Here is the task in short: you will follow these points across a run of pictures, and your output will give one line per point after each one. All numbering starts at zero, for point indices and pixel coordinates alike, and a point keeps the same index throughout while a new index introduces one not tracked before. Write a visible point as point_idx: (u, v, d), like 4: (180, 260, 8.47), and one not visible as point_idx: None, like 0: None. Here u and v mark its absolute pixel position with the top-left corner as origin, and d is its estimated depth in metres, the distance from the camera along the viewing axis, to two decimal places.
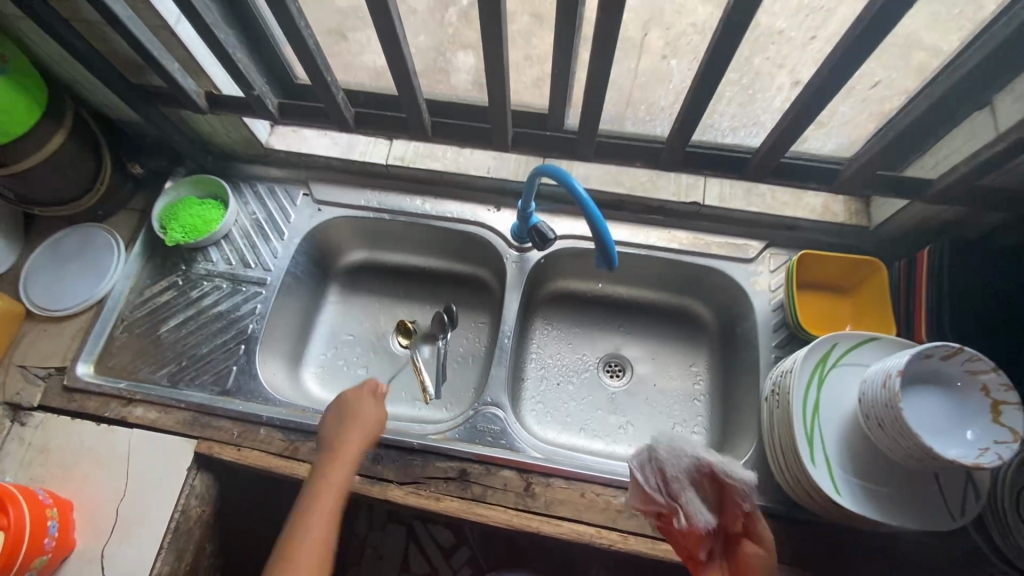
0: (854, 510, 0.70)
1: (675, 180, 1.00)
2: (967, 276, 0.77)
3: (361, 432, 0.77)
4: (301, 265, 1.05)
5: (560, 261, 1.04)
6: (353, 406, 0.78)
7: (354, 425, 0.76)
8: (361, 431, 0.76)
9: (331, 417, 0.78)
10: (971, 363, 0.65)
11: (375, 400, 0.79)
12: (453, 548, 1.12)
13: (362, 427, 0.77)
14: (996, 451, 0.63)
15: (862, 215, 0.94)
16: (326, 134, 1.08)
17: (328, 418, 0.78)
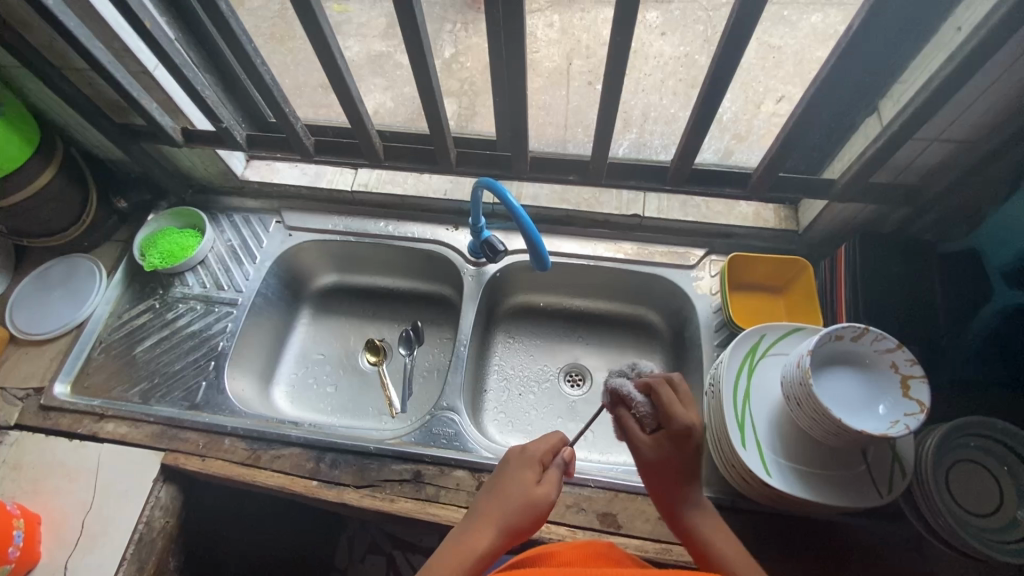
0: (784, 490, 0.72)
1: (617, 196, 1.08)
2: (880, 268, 0.82)
3: (547, 504, 0.62)
4: (272, 286, 1.11)
5: (516, 275, 1.10)
6: (537, 464, 0.64)
7: (537, 491, 0.62)
8: (540, 499, 0.62)
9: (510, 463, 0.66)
10: (878, 341, 0.69)
11: (559, 468, 0.66)
12: None
13: (542, 495, 0.62)
14: (905, 422, 0.65)
15: (791, 220, 1.01)
16: (297, 165, 1.16)
17: (508, 463, 0.65)
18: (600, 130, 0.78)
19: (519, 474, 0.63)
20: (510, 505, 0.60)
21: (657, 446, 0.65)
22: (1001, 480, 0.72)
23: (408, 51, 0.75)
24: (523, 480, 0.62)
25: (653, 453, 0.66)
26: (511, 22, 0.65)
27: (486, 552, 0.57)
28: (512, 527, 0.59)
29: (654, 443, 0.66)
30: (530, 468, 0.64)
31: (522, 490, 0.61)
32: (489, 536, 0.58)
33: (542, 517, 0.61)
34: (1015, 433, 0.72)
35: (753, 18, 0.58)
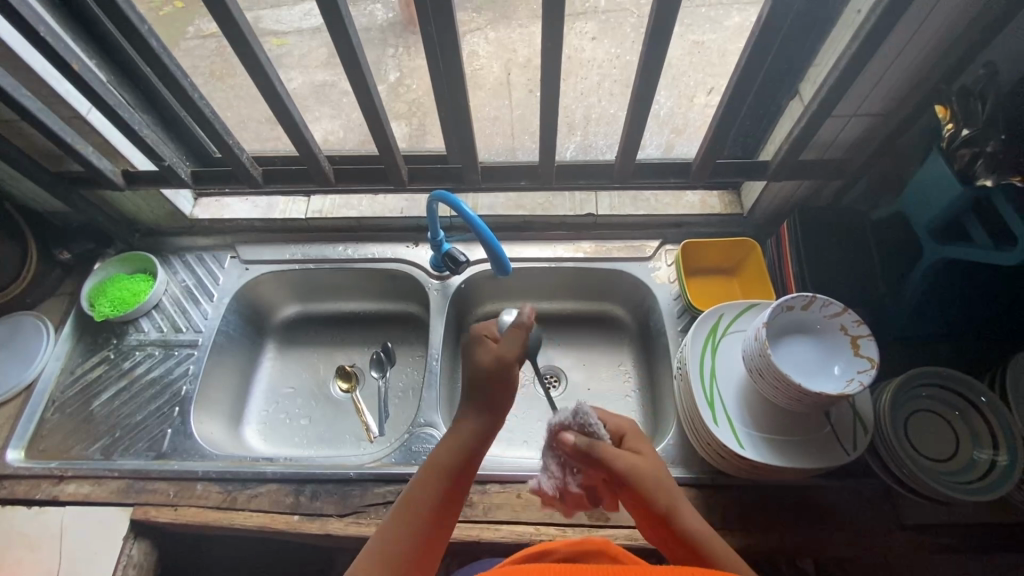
0: (758, 460, 0.75)
1: (570, 198, 1.11)
2: (821, 241, 0.87)
3: (510, 370, 0.66)
4: (232, 323, 1.09)
5: (480, 284, 1.11)
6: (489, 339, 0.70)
7: (491, 356, 0.67)
8: (507, 363, 0.66)
9: (468, 346, 0.70)
10: (827, 307, 0.73)
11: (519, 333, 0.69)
12: None
13: (504, 352, 0.67)
14: (859, 379, 0.69)
15: (736, 204, 1.06)
16: (247, 199, 1.14)
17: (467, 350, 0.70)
18: (545, 136, 0.80)
19: (472, 352, 0.68)
20: (478, 377, 0.66)
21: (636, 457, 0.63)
22: (955, 425, 0.77)
23: (347, 73, 0.75)
24: (481, 355, 0.67)
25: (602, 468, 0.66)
26: (444, 35, 0.67)
27: (471, 436, 0.64)
28: (487, 402, 0.65)
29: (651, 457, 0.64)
30: (484, 343, 0.68)
31: (482, 363, 0.66)
32: (474, 419, 0.65)
33: (512, 374, 0.67)
34: (961, 379, 0.78)
35: (673, 11, 0.61)
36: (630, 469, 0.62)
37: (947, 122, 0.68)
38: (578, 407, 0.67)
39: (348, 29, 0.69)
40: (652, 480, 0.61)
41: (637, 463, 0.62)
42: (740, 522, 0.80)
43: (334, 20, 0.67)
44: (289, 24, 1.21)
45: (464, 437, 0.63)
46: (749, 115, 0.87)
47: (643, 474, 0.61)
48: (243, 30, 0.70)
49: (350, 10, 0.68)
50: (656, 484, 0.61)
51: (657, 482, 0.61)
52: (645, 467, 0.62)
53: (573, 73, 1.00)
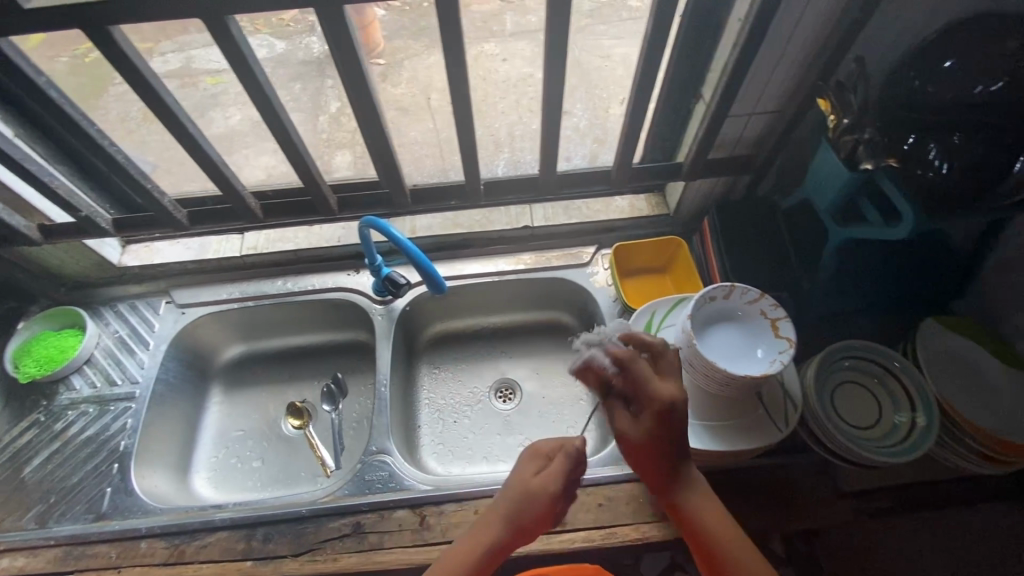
0: (698, 447, 0.78)
1: (505, 212, 1.14)
2: (739, 233, 0.93)
3: (546, 498, 0.63)
4: (173, 370, 1.06)
5: (425, 306, 1.12)
6: (540, 458, 0.66)
7: (537, 484, 0.63)
8: (546, 487, 0.63)
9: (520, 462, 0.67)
10: (745, 295, 0.77)
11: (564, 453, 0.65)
12: None
13: (546, 484, 0.63)
14: (781, 359, 0.73)
15: (662, 205, 1.11)
16: (178, 241, 1.12)
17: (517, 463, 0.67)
18: (465, 156, 0.83)
19: (522, 471, 0.65)
20: (513, 496, 0.64)
21: (644, 417, 0.60)
22: (877, 394, 0.82)
23: (258, 109, 0.76)
24: (523, 475, 0.65)
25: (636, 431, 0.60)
26: (350, 65, 0.69)
27: (498, 541, 0.63)
28: (517, 520, 0.63)
29: (648, 420, 0.59)
30: (531, 463, 0.66)
31: (519, 484, 0.64)
32: (496, 528, 0.64)
33: (551, 500, 0.63)
34: (876, 349, 0.84)
35: (563, 31, 0.64)
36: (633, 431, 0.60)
37: (830, 113, 0.73)
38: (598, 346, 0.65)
39: (252, 68, 0.69)
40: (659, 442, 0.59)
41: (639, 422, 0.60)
42: None
43: (237, 59, 0.68)
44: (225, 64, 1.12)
45: (478, 542, 0.63)
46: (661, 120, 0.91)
47: (647, 432, 0.59)
48: (147, 77, 0.69)
49: (254, 50, 0.69)
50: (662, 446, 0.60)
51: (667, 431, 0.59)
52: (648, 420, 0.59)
53: (487, 96, 1.02)
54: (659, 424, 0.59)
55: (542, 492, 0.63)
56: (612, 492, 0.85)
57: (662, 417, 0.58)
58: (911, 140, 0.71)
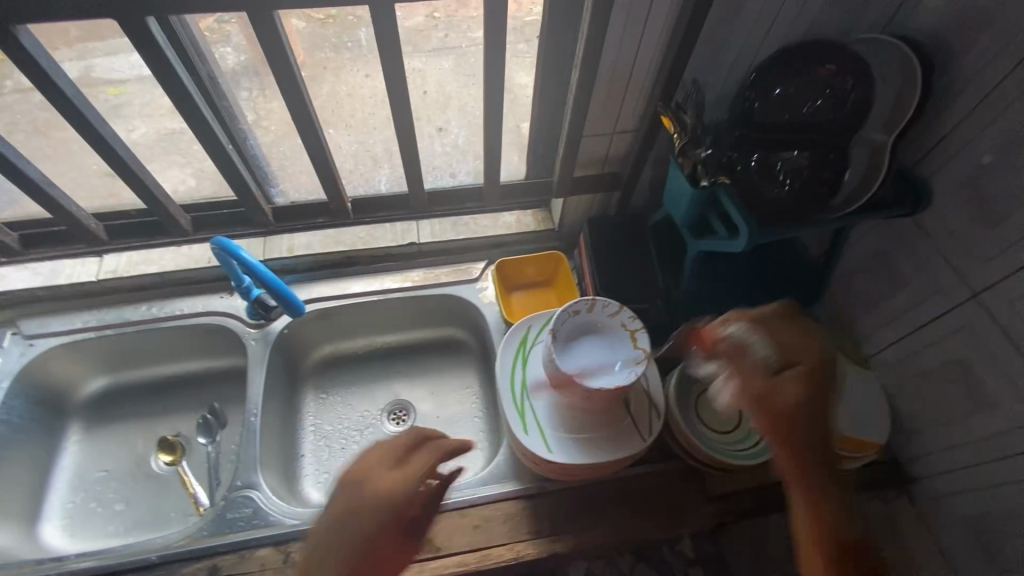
0: (564, 461, 0.78)
1: (390, 229, 1.12)
2: (612, 248, 0.96)
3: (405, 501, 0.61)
4: (19, 410, 0.97)
5: (309, 327, 1.07)
6: (395, 461, 0.64)
7: (395, 488, 0.61)
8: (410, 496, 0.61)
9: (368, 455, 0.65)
10: (607, 308, 0.79)
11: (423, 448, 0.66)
12: None
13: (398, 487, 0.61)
14: (634, 370, 0.75)
15: (548, 219, 1.12)
16: (26, 266, 1.03)
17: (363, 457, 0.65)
18: (320, 168, 0.82)
19: (375, 474, 0.62)
20: (366, 509, 0.60)
21: (795, 384, 0.58)
22: None
23: (72, 124, 0.71)
24: (378, 480, 0.62)
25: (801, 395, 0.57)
26: (168, 77, 0.66)
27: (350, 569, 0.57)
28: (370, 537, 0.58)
29: (786, 389, 0.58)
30: (388, 466, 0.63)
31: (376, 491, 0.61)
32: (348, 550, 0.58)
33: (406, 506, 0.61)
34: None
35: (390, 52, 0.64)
36: (789, 402, 0.57)
37: (675, 133, 0.77)
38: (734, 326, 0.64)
39: (51, 78, 0.65)
40: (812, 426, 0.57)
41: (794, 373, 0.58)
42: (565, 524, 0.83)
43: (34, 70, 0.64)
44: (125, 71, 0.94)
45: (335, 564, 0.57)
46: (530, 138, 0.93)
47: (805, 385, 0.58)
48: None
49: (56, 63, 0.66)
50: (813, 414, 0.57)
51: (808, 418, 0.57)
52: (781, 391, 0.58)
53: (357, 110, 0.97)
54: (815, 386, 0.58)
55: (399, 494, 0.61)
56: (488, 512, 0.84)
57: (808, 379, 0.58)
58: (756, 157, 0.75)
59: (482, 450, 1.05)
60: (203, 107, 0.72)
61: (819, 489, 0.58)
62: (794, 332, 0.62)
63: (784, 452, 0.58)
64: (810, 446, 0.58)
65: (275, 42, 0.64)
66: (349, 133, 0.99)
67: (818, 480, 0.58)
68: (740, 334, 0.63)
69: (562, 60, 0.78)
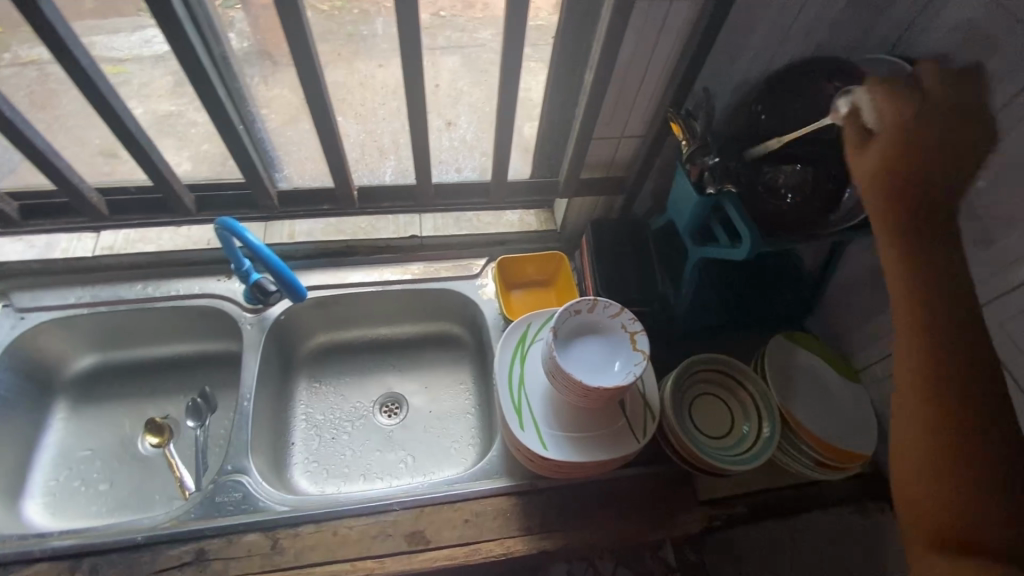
0: (558, 458, 0.79)
1: (393, 221, 1.12)
2: (614, 251, 0.96)
3: None
4: (5, 383, 0.95)
5: (305, 315, 1.07)
6: None
7: None
8: None
9: None
10: (608, 308, 0.80)
11: None
12: None
13: None
14: (633, 371, 0.76)
15: (550, 220, 1.13)
16: (21, 238, 1.01)
17: None
18: (328, 154, 0.82)
19: None
20: None
21: (913, 130, 0.55)
22: (732, 405, 0.87)
23: (84, 95, 0.70)
24: None
25: (876, 154, 0.56)
26: (185, 52, 0.66)
27: None
28: None
29: (878, 151, 0.56)
30: None
31: None
32: None
33: None
34: (731, 363, 0.88)
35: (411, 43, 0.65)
36: (886, 238, 0.56)
37: (683, 140, 0.78)
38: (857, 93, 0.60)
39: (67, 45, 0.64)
40: (911, 223, 0.55)
41: (886, 134, 0.56)
42: (555, 523, 0.84)
43: (49, 35, 0.63)
44: (123, 51, 0.92)
45: None
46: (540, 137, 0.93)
47: (879, 166, 0.55)
48: None
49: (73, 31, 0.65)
50: (930, 153, 0.54)
51: (907, 185, 0.55)
52: (881, 150, 0.56)
53: (368, 99, 0.97)
54: (904, 141, 0.54)
55: None
56: (479, 507, 0.84)
57: (901, 134, 0.55)
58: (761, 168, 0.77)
59: (472, 446, 1.05)
60: (218, 86, 0.72)
61: (935, 328, 0.54)
62: (894, 100, 0.57)
63: (900, 275, 0.55)
64: (918, 262, 0.55)
65: (295, 25, 0.64)
66: (358, 122, 0.99)
67: (925, 316, 0.54)
68: (865, 104, 0.59)
69: (575, 62, 0.79)
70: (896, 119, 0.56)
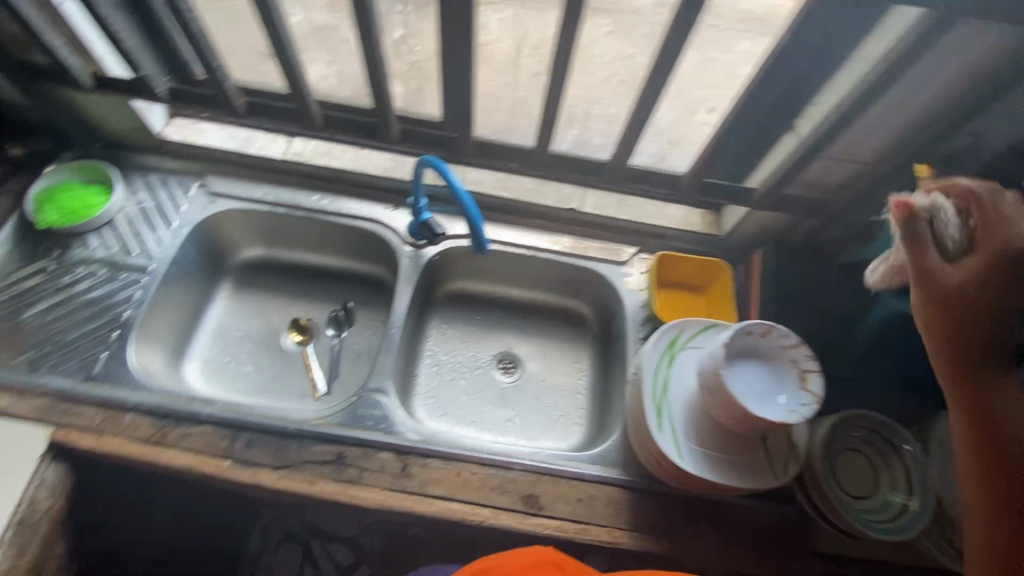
0: (694, 472, 0.78)
1: (557, 189, 1.11)
2: (789, 275, 0.93)
3: None
4: (190, 255, 1.04)
5: (455, 260, 1.10)
6: None
7: None
8: None
9: None
10: (784, 339, 0.76)
11: None
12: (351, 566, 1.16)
13: None
14: (801, 412, 0.73)
15: (715, 224, 1.08)
16: (225, 128, 1.10)
17: None
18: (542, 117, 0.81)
19: None
20: None
21: (973, 269, 0.61)
22: (877, 469, 0.82)
23: None
24: None
25: (957, 274, 0.62)
26: None
27: None
28: None
29: (969, 263, 0.61)
30: None
31: None
32: None
33: None
34: (888, 425, 0.82)
35: None
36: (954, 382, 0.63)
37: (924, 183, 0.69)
38: (934, 200, 0.62)
39: None
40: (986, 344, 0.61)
41: (949, 272, 0.62)
42: (661, 527, 0.84)
43: None
44: None
45: None
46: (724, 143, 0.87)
47: (963, 280, 0.61)
48: None
49: None
50: (981, 298, 0.60)
51: (971, 322, 0.61)
52: (972, 266, 0.61)
53: None
54: (992, 261, 0.59)
55: None
56: (594, 490, 0.86)
57: (991, 256, 0.59)
58: None
59: (578, 426, 1.06)
60: None
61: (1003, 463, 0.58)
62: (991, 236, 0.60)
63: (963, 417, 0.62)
64: (985, 376, 0.61)
65: None
66: None
67: (991, 447, 0.59)
68: (946, 210, 0.62)
69: None
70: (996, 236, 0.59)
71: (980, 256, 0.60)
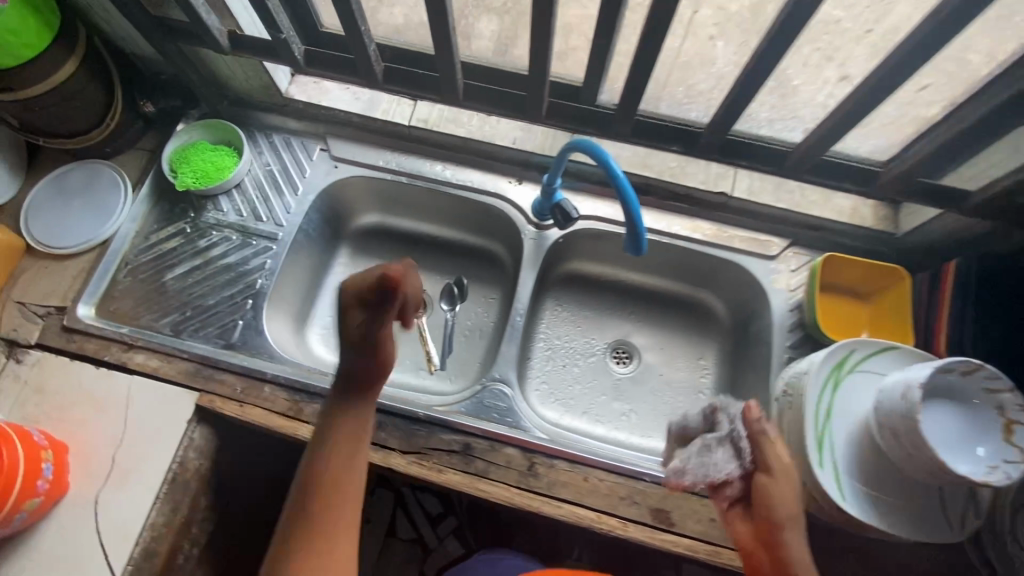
0: (856, 514, 0.71)
1: (705, 168, 1.00)
2: (991, 297, 0.78)
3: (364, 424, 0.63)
4: (314, 222, 1.02)
5: (579, 242, 1.04)
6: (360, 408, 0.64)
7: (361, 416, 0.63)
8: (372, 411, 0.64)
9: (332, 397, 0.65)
10: (990, 382, 0.65)
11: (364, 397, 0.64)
12: (441, 516, 1.16)
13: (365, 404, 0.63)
14: (1005, 470, 0.63)
15: (890, 221, 0.94)
16: (348, 88, 1.05)
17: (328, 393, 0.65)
18: None
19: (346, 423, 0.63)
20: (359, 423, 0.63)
21: (792, 477, 0.62)
22: None
23: None
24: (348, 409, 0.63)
25: (784, 504, 0.61)
26: None
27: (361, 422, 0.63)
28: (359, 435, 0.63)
29: (780, 489, 0.61)
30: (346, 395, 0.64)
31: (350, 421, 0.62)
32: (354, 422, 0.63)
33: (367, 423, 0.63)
34: None
35: None
36: None
37: None
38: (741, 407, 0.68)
39: None
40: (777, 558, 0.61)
41: (777, 492, 0.61)
42: None
43: None
44: None
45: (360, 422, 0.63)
46: (938, 138, 0.73)
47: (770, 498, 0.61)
48: None
49: None
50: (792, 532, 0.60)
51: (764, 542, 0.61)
52: (775, 491, 0.61)
53: None
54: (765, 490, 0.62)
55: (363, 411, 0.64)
56: None
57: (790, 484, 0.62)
58: None
59: None
60: None
61: None
62: (783, 460, 0.63)
63: None
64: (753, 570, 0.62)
65: None
66: None
67: None
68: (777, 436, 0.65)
69: None
70: (784, 463, 0.62)
71: (777, 477, 0.62)
